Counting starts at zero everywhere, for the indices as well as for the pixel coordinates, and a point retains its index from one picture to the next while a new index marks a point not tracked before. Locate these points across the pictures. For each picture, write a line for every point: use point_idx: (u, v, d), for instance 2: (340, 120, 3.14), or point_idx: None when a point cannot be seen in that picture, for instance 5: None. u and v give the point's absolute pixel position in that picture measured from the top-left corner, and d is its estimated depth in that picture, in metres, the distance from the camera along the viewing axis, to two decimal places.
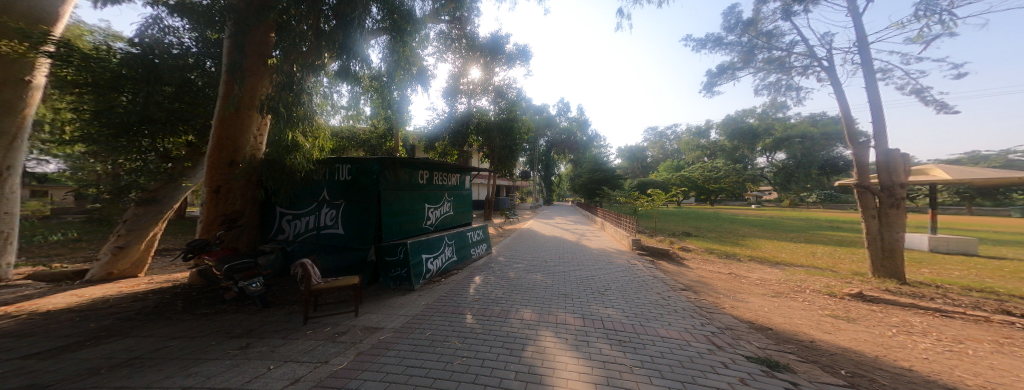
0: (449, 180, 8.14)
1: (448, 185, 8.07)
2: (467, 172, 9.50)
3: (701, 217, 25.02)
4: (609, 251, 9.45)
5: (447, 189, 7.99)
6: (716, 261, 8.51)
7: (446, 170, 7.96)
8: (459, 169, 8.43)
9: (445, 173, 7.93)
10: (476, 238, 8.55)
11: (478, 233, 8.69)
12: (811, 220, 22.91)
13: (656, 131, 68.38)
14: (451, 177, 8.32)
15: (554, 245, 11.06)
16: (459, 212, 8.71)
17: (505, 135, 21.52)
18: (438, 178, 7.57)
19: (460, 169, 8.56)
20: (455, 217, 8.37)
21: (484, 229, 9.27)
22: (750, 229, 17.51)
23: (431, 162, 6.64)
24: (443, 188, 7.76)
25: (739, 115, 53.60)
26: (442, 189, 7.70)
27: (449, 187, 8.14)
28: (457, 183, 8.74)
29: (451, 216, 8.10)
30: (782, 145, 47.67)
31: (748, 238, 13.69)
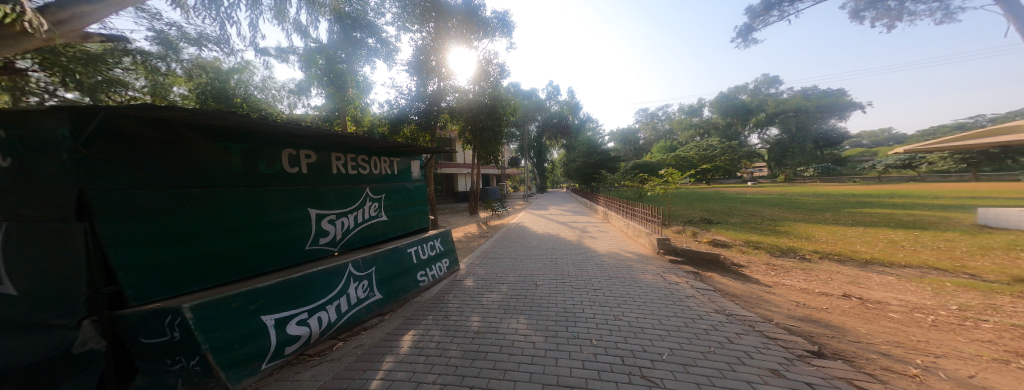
0: (377, 168, 4.93)
1: (379, 175, 4.99)
2: (420, 155, 6.37)
3: (707, 198, 22.52)
4: (627, 257, 6.56)
5: (376, 182, 4.89)
6: (786, 264, 5.72)
7: (374, 151, 4.83)
8: (398, 149, 5.28)
9: (372, 156, 4.78)
10: (430, 253, 5.56)
11: (433, 243, 5.69)
12: (824, 195, 20.65)
13: (646, 112, 65.84)
14: (386, 162, 5.17)
15: (547, 249, 8.21)
16: (405, 216, 5.64)
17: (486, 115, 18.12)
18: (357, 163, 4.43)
19: (402, 150, 5.42)
20: (395, 223, 5.33)
21: (447, 236, 6.28)
22: (772, 209, 14.98)
23: (321, 134, 3.47)
24: (366, 181, 4.64)
25: (732, 92, 51.34)
26: (364, 181, 4.58)
27: (381, 178, 5.01)
28: (400, 173, 5.60)
29: (386, 222, 5.04)
30: (776, 120, 45.56)
31: (783, 223, 11.09)
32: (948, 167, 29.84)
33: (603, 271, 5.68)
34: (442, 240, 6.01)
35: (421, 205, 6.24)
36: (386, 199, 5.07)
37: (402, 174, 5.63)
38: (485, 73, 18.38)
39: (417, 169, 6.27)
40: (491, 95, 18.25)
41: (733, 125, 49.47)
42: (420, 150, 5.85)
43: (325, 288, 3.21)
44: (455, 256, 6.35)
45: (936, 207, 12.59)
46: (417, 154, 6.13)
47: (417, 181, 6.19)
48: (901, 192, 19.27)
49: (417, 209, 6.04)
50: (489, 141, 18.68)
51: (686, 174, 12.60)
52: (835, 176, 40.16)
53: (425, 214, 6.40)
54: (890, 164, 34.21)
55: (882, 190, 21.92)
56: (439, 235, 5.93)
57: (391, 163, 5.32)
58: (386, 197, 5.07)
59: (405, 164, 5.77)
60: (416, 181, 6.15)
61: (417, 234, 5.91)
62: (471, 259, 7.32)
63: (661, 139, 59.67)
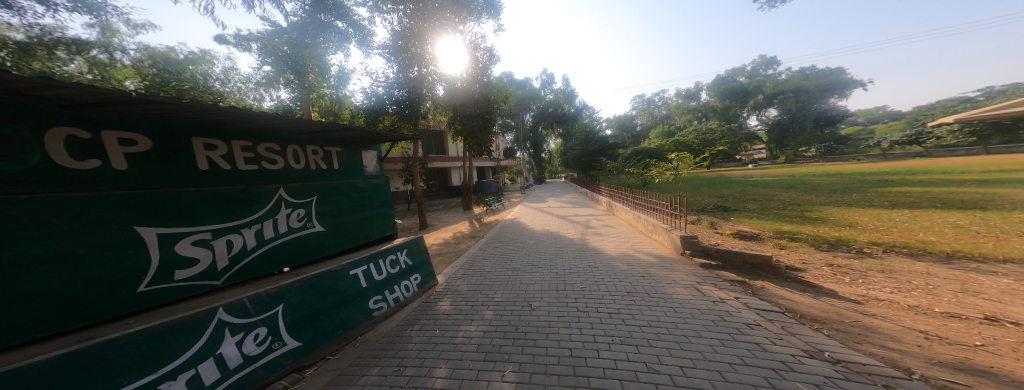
0: (305, 163, 3.49)
1: (312, 170, 3.57)
2: (383, 142, 4.92)
3: (711, 183, 21.22)
4: (644, 259, 5.26)
5: (305, 180, 3.48)
6: (852, 264, 4.42)
7: (298, 138, 3.41)
8: (339, 135, 3.86)
9: (296, 145, 3.37)
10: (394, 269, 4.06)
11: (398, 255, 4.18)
12: (835, 175, 19.38)
13: (642, 99, 64.08)
14: (323, 152, 3.74)
15: (545, 250, 6.83)
16: (360, 224, 4.22)
17: (476, 104, 16.47)
18: (264, 155, 3.03)
19: (347, 137, 3.98)
20: (342, 234, 3.92)
21: (420, 244, 4.79)
22: (788, 192, 13.68)
23: (152, 111, 2.11)
24: (286, 180, 3.24)
25: (731, 74, 49.68)
26: (280, 179, 3.18)
27: (314, 174, 3.59)
28: (350, 166, 4.17)
29: (324, 233, 3.65)
30: (775, 101, 44.08)
31: (809, 207, 9.82)
32: (956, 141, 28.41)
33: (618, 283, 4.33)
34: (412, 251, 4.52)
35: (387, 208, 4.82)
36: (323, 203, 3.65)
37: (352, 168, 4.20)
38: (472, 59, 16.79)
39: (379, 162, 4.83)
40: (480, 83, 16.69)
41: (732, 107, 47.88)
42: (378, 135, 4.37)
43: (155, 359, 1.83)
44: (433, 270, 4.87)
45: (971, 183, 11.36)
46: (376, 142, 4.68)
47: (378, 177, 4.75)
48: (917, 168, 18.09)
49: (379, 213, 4.62)
50: (478, 130, 17.00)
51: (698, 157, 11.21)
52: (837, 155, 39.06)
53: (393, 218, 4.99)
54: (895, 141, 33.01)
55: (894, 167, 20.73)
56: (406, 245, 4.44)
57: (333, 154, 3.89)
58: (324, 199, 3.66)
59: (358, 154, 4.32)
60: (377, 177, 4.72)
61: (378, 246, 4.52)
62: (453, 268, 5.94)
63: (658, 125, 58.08)
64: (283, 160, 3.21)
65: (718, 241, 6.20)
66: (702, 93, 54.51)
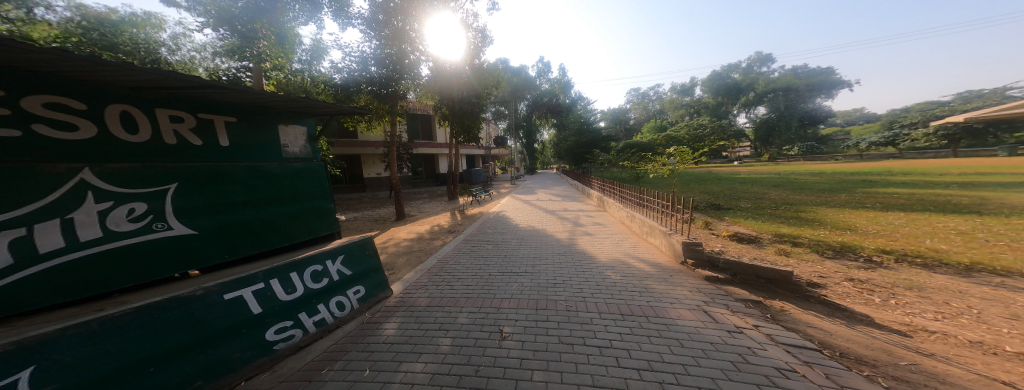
0: (149, 133, 2.65)
1: (164, 145, 2.74)
2: (308, 117, 4.21)
3: (701, 179, 21.01)
4: (639, 268, 4.57)
5: (147, 160, 2.63)
6: (873, 278, 3.87)
7: (135, 98, 2.57)
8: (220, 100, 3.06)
9: (124, 105, 2.52)
10: (323, 283, 3.06)
11: (330, 264, 3.20)
12: (821, 174, 19.43)
13: (635, 92, 63.72)
14: (191, 118, 2.91)
15: (524, 251, 6.06)
16: (263, 224, 3.44)
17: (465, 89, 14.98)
18: (39, 114, 2.13)
19: (234, 101, 3.18)
20: (231, 238, 3.14)
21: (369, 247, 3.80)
22: (778, 191, 13.42)
23: None
24: (95, 157, 2.38)
25: (724, 71, 49.69)
26: (83, 151, 2.32)
27: (167, 148, 2.75)
28: (247, 145, 3.39)
29: (194, 237, 2.87)
30: (764, 99, 44.44)
31: (803, 207, 9.46)
32: (929, 144, 29.15)
33: (609, 301, 3.60)
34: (352, 257, 3.51)
35: (313, 201, 4.06)
36: (191, 195, 2.85)
37: (253, 147, 3.44)
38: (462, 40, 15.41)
39: (302, 139, 4.07)
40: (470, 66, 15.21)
41: (724, 104, 47.88)
42: (289, 105, 3.58)
43: None
44: (385, 279, 3.91)
45: (956, 186, 11.39)
46: (293, 112, 3.91)
47: (300, 156, 4.01)
48: (899, 169, 18.36)
49: (299, 209, 3.86)
50: (465, 115, 15.78)
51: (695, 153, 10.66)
52: (819, 155, 40.03)
53: (329, 214, 4.30)
54: (875, 142, 33.86)
55: (876, 167, 21.06)
56: (346, 251, 3.44)
57: (214, 123, 3.08)
58: (191, 192, 2.85)
59: (263, 129, 3.56)
60: (295, 158, 3.95)
61: (297, 253, 3.73)
62: (414, 273, 5.03)
63: (650, 119, 57.93)
64: (91, 124, 2.35)
65: (716, 245, 5.63)
66: (694, 89, 54.50)
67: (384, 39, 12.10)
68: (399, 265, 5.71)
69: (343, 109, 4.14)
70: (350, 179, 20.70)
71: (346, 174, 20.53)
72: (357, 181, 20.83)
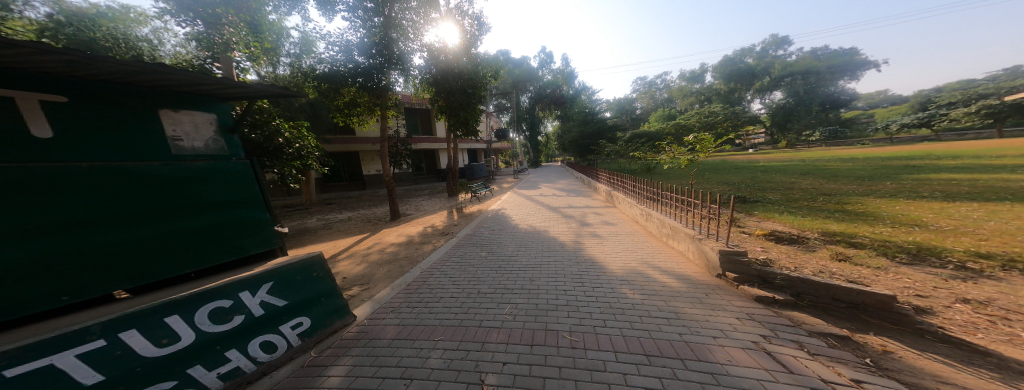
0: None
1: None
2: (215, 103, 3.94)
3: (716, 169, 19.71)
4: (667, 284, 3.64)
5: None
6: (991, 297, 2.87)
7: None
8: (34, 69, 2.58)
9: None
10: (231, 325, 2.27)
11: (245, 296, 2.38)
12: (850, 160, 17.83)
13: (644, 81, 61.33)
14: None
15: (522, 259, 5.20)
16: (145, 248, 2.80)
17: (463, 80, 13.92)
18: None
19: (82, 76, 2.80)
20: (82, 265, 2.44)
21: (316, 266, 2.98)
22: (807, 180, 12.13)
23: None
24: None
25: (738, 55, 47.13)
26: None
27: None
28: (113, 139, 2.99)
29: (26, 270, 2.20)
30: (782, 83, 41.96)
31: (844, 198, 8.26)
32: (967, 124, 26.72)
33: (629, 334, 2.72)
34: (287, 283, 2.67)
35: (229, 213, 3.53)
36: (9, 214, 2.23)
37: (120, 146, 3.02)
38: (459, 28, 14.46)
39: (204, 126, 3.74)
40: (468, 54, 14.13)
41: (739, 89, 45.49)
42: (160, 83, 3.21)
43: None
44: (342, 303, 3.12)
45: (1019, 168, 9.92)
46: (185, 96, 3.60)
47: (201, 151, 3.66)
48: (940, 152, 16.63)
49: (210, 223, 3.31)
50: (460, 106, 14.17)
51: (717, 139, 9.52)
52: (844, 139, 37.68)
53: (260, 225, 3.78)
54: (906, 123, 31.42)
55: (912, 151, 19.25)
56: (276, 276, 2.60)
57: (20, 105, 2.55)
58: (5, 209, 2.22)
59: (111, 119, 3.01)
60: (193, 155, 3.58)
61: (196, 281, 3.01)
62: (390, 292, 4.25)
63: (659, 107, 54.99)
64: None
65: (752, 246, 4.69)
66: (707, 74, 52.05)
67: (380, 30, 11.03)
68: (380, 277, 4.93)
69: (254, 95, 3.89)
70: (351, 177, 20.26)
71: (346, 172, 20.07)
72: (357, 177, 20.37)
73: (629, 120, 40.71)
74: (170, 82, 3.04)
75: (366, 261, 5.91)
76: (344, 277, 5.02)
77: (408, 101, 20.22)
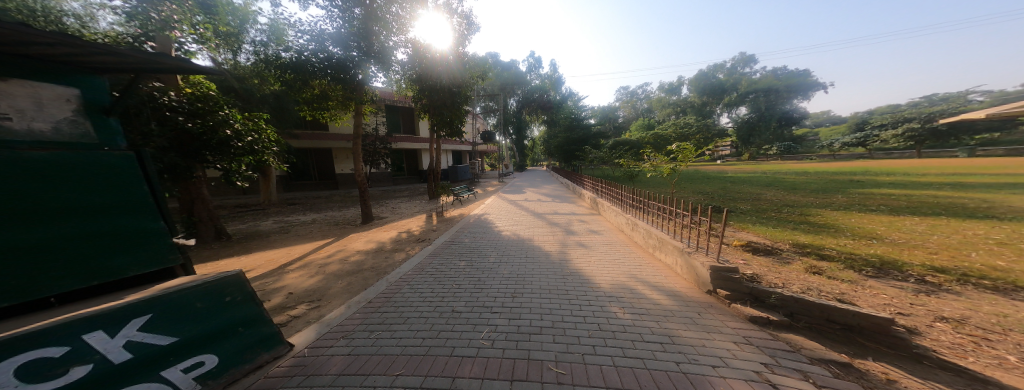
0: None
1: None
2: (84, 72, 2.50)
3: (692, 177, 20.56)
4: (660, 304, 3.48)
5: None
6: (964, 315, 2.92)
7: None
8: None
9: None
10: (67, 379, 1.71)
11: (96, 338, 1.84)
12: (806, 174, 19.35)
13: (622, 91, 63.59)
14: None
15: (503, 270, 4.84)
16: None
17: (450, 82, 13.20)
18: None
19: None
20: None
21: (227, 289, 2.51)
22: (772, 191, 12.87)
23: None
24: None
25: (709, 72, 50.31)
26: None
27: None
28: None
29: None
30: (745, 100, 45.31)
31: (808, 210, 8.76)
32: (896, 145, 30.30)
33: (622, 363, 2.45)
34: (176, 314, 2.17)
35: (85, 220, 2.13)
36: None
37: None
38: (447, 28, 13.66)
39: (53, 103, 2.28)
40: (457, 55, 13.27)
41: (709, 103, 48.41)
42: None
43: None
44: (267, 332, 2.70)
45: (947, 186, 11.14)
46: (22, 58, 2.18)
47: (47, 136, 2.21)
48: (879, 169, 18.50)
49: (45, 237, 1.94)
50: (445, 105, 13.75)
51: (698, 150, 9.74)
52: (798, 154, 41.31)
53: (151, 238, 2.41)
54: (847, 142, 34.97)
55: (856, 167, 21.32)
56: (157, 306, 2.10)
57: None
58: None
59: None
60: (28, 142, 2.12)
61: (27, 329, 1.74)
62: (350, 312, 3.68)
63: (639, 118, 58.21)
64: None
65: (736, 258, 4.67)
66: (682, 88, 55.00)
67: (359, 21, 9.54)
68: (337, 293, 4.31)
69: (154, 69, 2.52)
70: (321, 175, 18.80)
71: (316, 170, 18.62)
72: (327, 176, 18.93)
73: (609, 128, 41.82)
74: (86, 65, 2.42)
75: (323, 271, 5.21)
76: (292, 292, 4.32)
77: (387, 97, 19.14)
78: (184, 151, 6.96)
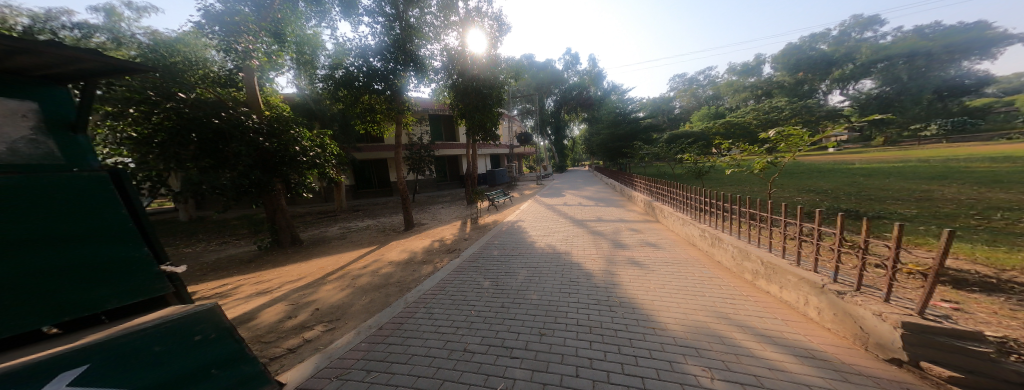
0: None
1: None
2: (44, 84, 2.10)
3: (782, 171, 16.48)
4: (789, 369, 2.00)
5: None
6: None
7: None
8: None
9: None
10: None
11: None
12: (960, 161, 13.94)
13: (685, 77, 55.97)
14: None
15: (532, 296, 3.82)
16: None
17: (484, 85, 12.59)
18: None
19: None
20: None
21: (197, 325, 1.75)
22: (919, 186, 9.19)
23: None
24: None
25: (807, 40, 40.56)
26: None
27: None
28: None
29: None
30: (869, 71, 34.19)
31: (1008, 213, 5.67)
32: None
33: None
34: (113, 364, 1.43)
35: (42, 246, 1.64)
36: None
37: None
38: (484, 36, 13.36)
39: (6, 119, 1.85)
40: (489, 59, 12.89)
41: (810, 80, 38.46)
42: None
43: None
44: (253, 372, 1.91)
45: None
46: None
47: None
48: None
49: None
50: (477, 108, 12.73)
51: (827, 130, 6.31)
52: (971, 134, 29.70)
53: (133, 266, 1.90)
54: None
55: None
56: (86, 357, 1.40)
57: None
58: None
59: None
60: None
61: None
62: (359, 340, 3.12)
63: (707, 106, 49.50)
64: None
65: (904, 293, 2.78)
66: (764, 66, 45.24)
67: (397, 34, 9.82)
68: (358, 310, 3.96)
69: (120, 70, 2.22)
70: (382, 184, 20.59)
71: (377, 178, 20.45)
72: (387, 184, 20.70)
73: (669, 120, 36.80)
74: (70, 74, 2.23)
75: (355, 284, 4.98)
76: (318, 307, 4.08)
77: (428, 107, 20.02)
78: (267, 168, 7.46)
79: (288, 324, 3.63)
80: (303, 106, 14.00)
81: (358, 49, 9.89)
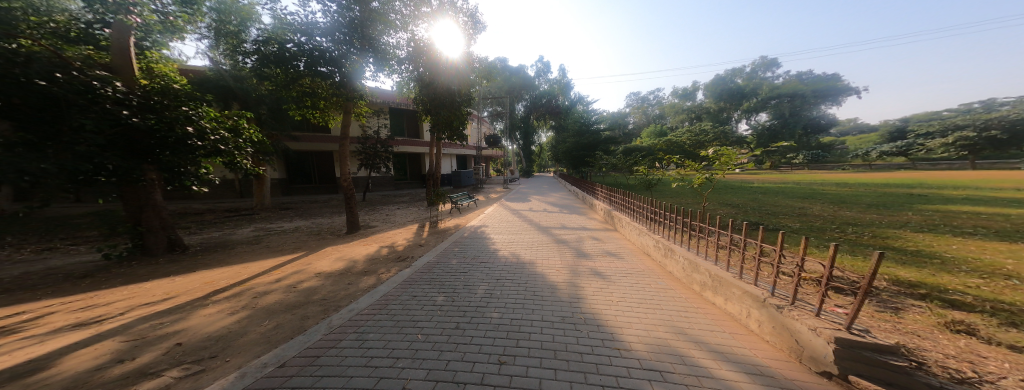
0: None
1: None
2: None
3: (718, 186, 18.77)
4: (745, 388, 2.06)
5: None
6: None
7: None
8: None
9: None
10: None
11: None
12: (845, 185, 17.20)
13: (635, 95, 62.16)
14: None
15: (492, 314, 3.55)
16: None
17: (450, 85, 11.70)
18: None
19: None
20: None
21: None
22: (818, 204, 11.08)
23: None
24: None
25: (728, 75, 48.24)
26: None
27: None
28: None
29: None
30: (766, 106, 42.04)
31: (875, 230, 7.07)
32: (945, 154, 27.34)
33: None
34: None
35: None
36: None
37: None
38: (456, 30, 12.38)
39: None
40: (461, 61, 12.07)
41: (726, 109, 45.78)
42: None
43: None
44: None
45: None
46: None
47: None
48: (937, 182, 16.12)
49: None
50: (443, 104, 11.84)
51: (739, 150, 7.38)
52: (830, 163, 38.30)
53: None
54: (887, 150, 32.08)
55: (904, 179, 18.93)
56: None
57: None
58: None
59: None
60: None
61: None
62: (242, 384, 2.39)
63: (651, 124, 55.61)
64: None
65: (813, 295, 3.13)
66: (696, 93, 52.62)
67: (356, 21, 8.36)
68: (254, 339, 3.32)
69: None
70: (323, 179, 18.04)
71: (318, 173, 17.90)
72: (330, 180, 18.17)
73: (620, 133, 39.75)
74: None
75: (253, 307, 4.18)
76: (181, 342, 3.26)
77: (388, 99, 18.13)
78: (132, 151, 5.66)
79: (144, 358, 2.80)
80: (216, 83, 11.11)
81: (304, 27, 8.03)
